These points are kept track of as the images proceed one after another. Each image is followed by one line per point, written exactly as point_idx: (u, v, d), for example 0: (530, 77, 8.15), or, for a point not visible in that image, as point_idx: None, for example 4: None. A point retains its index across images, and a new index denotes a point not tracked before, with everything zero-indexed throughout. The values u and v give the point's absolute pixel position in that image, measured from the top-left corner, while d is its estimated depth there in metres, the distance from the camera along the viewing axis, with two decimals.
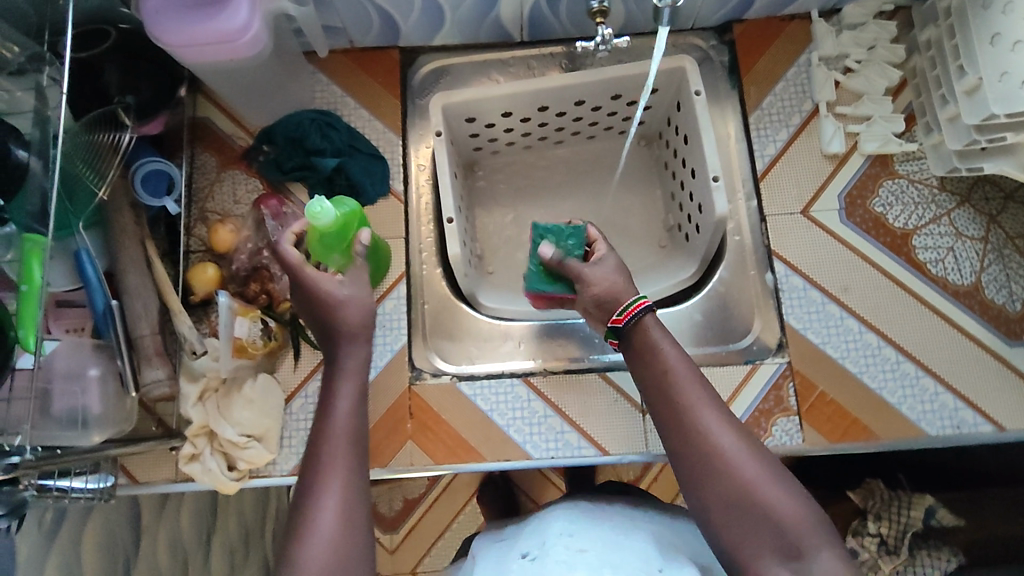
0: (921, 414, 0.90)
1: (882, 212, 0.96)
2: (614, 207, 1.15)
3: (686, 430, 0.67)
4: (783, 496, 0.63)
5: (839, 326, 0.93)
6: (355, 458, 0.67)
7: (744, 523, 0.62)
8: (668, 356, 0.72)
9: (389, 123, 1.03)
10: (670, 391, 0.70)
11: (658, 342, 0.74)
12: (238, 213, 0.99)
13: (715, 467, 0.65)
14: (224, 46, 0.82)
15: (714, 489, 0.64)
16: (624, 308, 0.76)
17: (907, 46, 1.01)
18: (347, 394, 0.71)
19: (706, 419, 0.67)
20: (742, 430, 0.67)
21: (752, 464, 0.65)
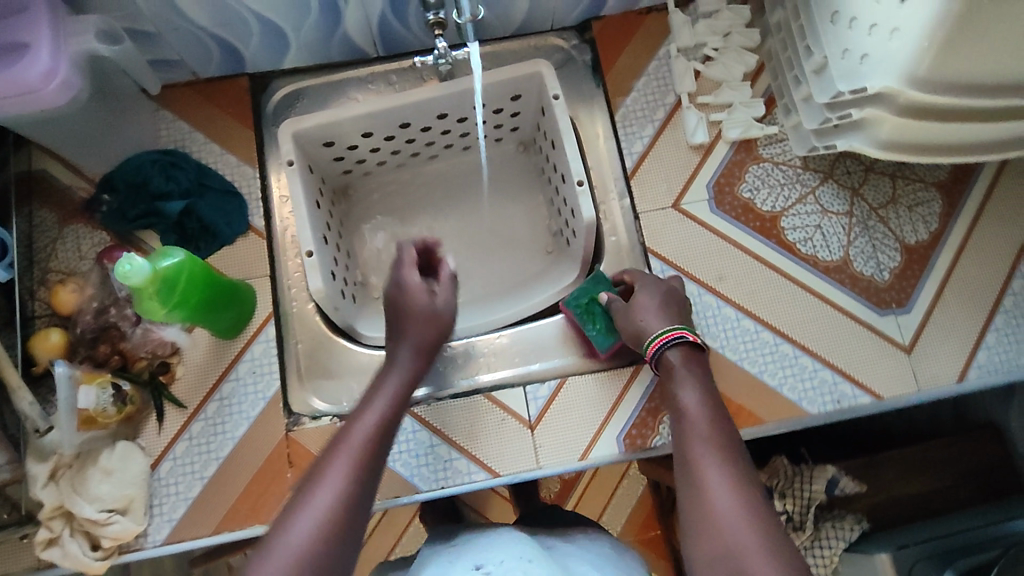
0: (803, 393, 0.89)
1: (750, 197, 0.96)
2: (496, 218, 1.12)
3: (688, 483, 0.64)
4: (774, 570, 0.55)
5: (718, 316, 0.92)
6: (377, 454, 0.65)
7: None
8: (688, 409, 0.70)
9: (243, 156, 0.98)
10: (684, 445, 0.68)
11: (681, 388, 0.73)
12: (84, 270, 0.92)
13: (708, 520, 0.60)
14: (26, 97, 0.74)
15: (707, 549, 0.59)
16: (654, 338, 0.78)
17: (761, 30, 1.02)
18: (386, 399, 0.71)
19: (708, 470, 0.63)
20: (749, 493, 0.61)
21: (744, 523, 0.59)
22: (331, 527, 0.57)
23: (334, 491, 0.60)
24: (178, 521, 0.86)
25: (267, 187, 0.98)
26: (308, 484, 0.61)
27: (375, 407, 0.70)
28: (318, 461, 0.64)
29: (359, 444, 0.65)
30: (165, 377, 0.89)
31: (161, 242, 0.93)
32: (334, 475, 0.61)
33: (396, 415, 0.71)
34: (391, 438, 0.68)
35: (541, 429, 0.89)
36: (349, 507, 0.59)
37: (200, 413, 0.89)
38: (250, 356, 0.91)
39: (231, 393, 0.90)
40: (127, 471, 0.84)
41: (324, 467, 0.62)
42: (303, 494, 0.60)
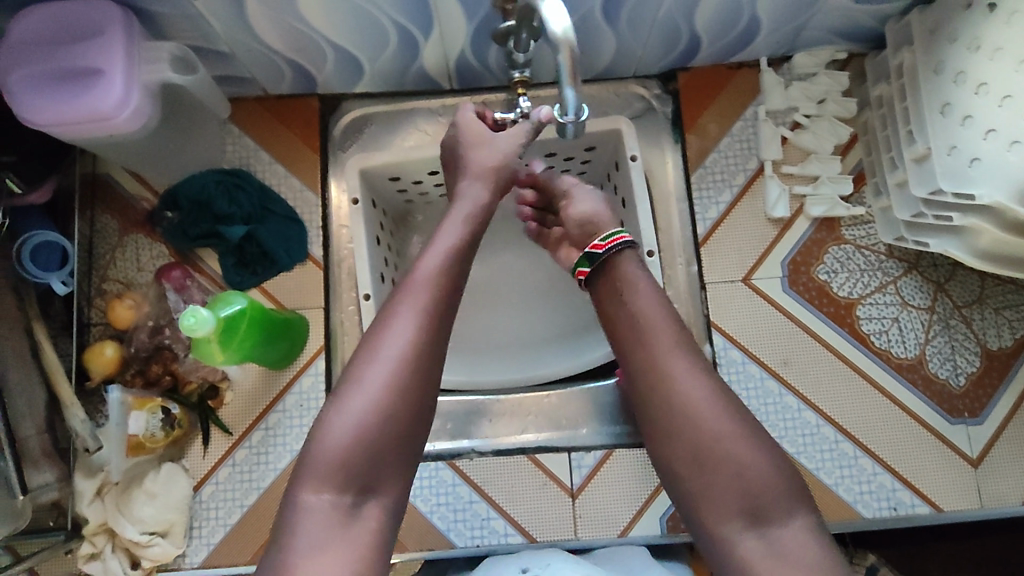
0: (858, 495, 0.87)
1: (826, 280, 0.92)
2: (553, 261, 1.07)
3: (671, 412, 0.62)
4: (758, 461, 0.59)
5: (778, 404, 0.89)
6: (454, 291, 0.64)
7: (707, 476, 0.60)
8: (649, 322, 0.65)
9: (307, 181, 0.96)
10: (642, 337, 0.65)
11: (633, 279, 0.68)
12: (141, 283, 0.92)
13: (704, 450, 0.60)
14: (100, 123, 0.72)
15: (680, 441, 0.61)
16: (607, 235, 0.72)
17: (859, 100, 0.95)
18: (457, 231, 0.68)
19: (698, 399, 0.61)
20: (718, 382, 0.62)
21: (748, 448, 0.60)
22: (400, 394, 0.58)
23: (403, 338, 0.59)
24: (216, 546, 0.86)
25: (327, 214, 0.96)
26: (381, 321, 0.61)
27: (446, 238, 0.67)
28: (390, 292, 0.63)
29: (433, 274, 0.64)
30: (214, 403, 0.90)
31: (220, 263, 0.93)
32: (401, 313, 0.61)
33: (473, 237, 0.70)
34: (461, 268, 0.66)
35: (582, 498, 0.87)
36: (427, 356, 0.60)
37: (245, 441, 0.89)
38: (298, 389, 0.91)
39: (277, 424, 0.90)
40: (171, 496, 0.84)
41: (394, 303, 0.61)
42: (374, 336, 0.60)
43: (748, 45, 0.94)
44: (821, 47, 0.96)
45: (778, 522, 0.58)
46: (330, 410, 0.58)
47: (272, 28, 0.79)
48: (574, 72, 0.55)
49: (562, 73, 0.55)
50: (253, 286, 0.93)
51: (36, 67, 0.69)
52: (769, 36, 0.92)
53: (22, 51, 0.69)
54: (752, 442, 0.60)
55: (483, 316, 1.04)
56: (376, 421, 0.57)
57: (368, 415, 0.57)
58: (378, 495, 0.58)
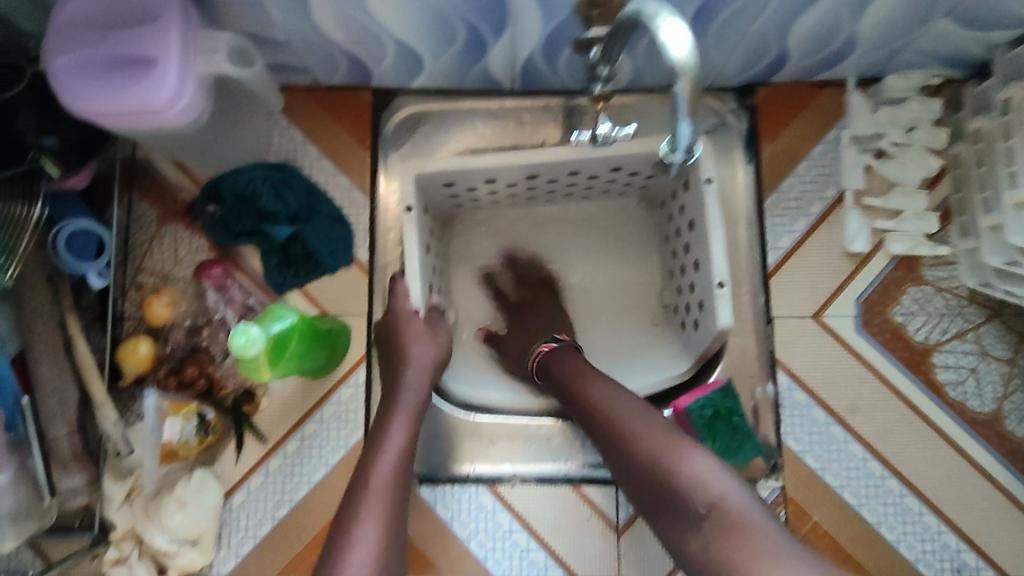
0: (920, 553, 0.82)
1: (902, 323, 0.86)
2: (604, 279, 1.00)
3: (617, 449, 0.68)
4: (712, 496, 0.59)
5: (841, 452, 0.84)
6: (400, 491, 0.67)
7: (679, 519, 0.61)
8: (592, 387, 0.73)
9: (356, 180, 0.91)
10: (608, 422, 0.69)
11: (585, 377, 0.74)
12: (178, 277, 0.88)
13: (637, 464, 0.65)
14: (150, 117, 0.68)
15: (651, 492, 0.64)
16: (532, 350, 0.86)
17: (951, 131, 0.89)
18: (401, 427, 0.72)
19: (632, 426, 0.67)
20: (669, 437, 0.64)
21: (671, 452, 0.63)
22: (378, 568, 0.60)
23: (372, 531, 0.62)
24: (245, 557, 0.83)
25: (375, 216, 0.91)
26: (344, 526, 0.62)
27: (399, 428, 0.72)
28: (344, 501, 0.65)
29: (388, 475, 0.67)
30: (249, 408, 0.85)
31: (261, 261, 0.88)
32: (368, 516, 0.63)
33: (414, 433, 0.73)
34: (409, 472, 0.70)
35: (628, 535, 0.84)
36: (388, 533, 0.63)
37: (279, 450, 0.86)
38: (337, 399, 0.87)
39: (313, 434, 0.86)
40: (202, 504, 0.81)
41: (358, 502, 0.64)
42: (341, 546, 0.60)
43: (838, 63, 0.87)
44: (916, 70, 0.89)
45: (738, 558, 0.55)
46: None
47: (334, 21, 0.74)
48: (693, 106, 0.53)
49: (680, 104, 0.53)
50: (295, 288, 0.88)
51: (90, 53, 0.64)
52: (862, 57, 0.85)
53: (73, 35, 0.65)
54: (679, 448, 0.63)
55: None
56: None
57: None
58: None
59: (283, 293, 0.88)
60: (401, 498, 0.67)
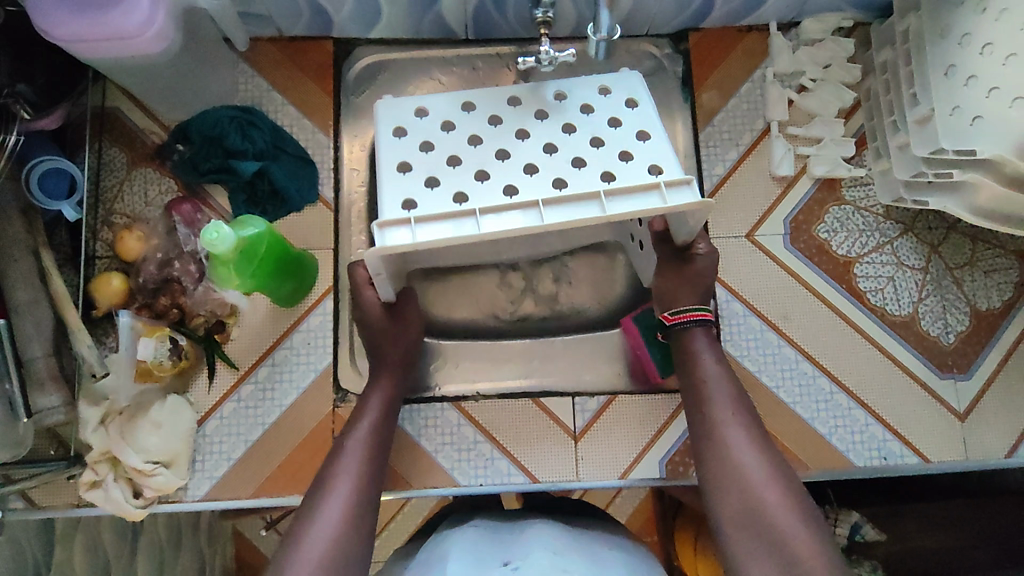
0: (851, 444, 0.89)
1: (826, 239, 0.95)
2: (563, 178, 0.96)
3: (733, 497, 0.68)
4: (798, 525, 0.64)
5: (776, 355, 0.91)
6: (374, 468, 0.76)
7: (754, 536, 0.65)
8: (730, 437, 0.72)
9: (320, 123, 0.96)
10: (709, 417, 0.75)
11: (699, 355, 0.79)
12: (149, 217, 0.92)
13: (758, 518, 0.66)
14: (122, 43, 0.73)
15: (731, 502, 0.68)
16: (677, 311, 0.81)
17: (862, 67, 0.98)
18: (371, 422, 0.80)
19: (760, 487, 0.67)
20: (768, 456, 0.70)
21: (794, 521, 0.65)
22: (354, 512, 0.71)
23: (350, 484, 0.73)
24: (219, 479, 0.87)
25: (339, 157, 0.97)
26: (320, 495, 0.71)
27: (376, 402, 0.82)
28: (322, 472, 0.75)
29: (359, 456, 0.76)
30: (220, 337, 0.89)
31: (230, 200, 0.92)
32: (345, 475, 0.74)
33: (393, 405, 0.83)
34: (387, 439, 0.80)
35: (584, 441, 0.89)
36: (358, 502, 0.71)
37: (251, 377, 0.89)
38: (306, 326, 0.91)
39: (283, 360, 0.90)
40: (175, 426, 0.84)
41: (337, 464, 0.75)
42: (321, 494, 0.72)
43: (758, 8, 0.96)
44: (828, 14, 0.98)
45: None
46: (307, 529, 0.68)
47: None
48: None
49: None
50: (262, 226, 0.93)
51: None
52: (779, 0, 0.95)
53: None
54: (779, 476, 0.69)
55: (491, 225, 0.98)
56: (339, 537, 0.68)
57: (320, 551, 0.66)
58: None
59: None
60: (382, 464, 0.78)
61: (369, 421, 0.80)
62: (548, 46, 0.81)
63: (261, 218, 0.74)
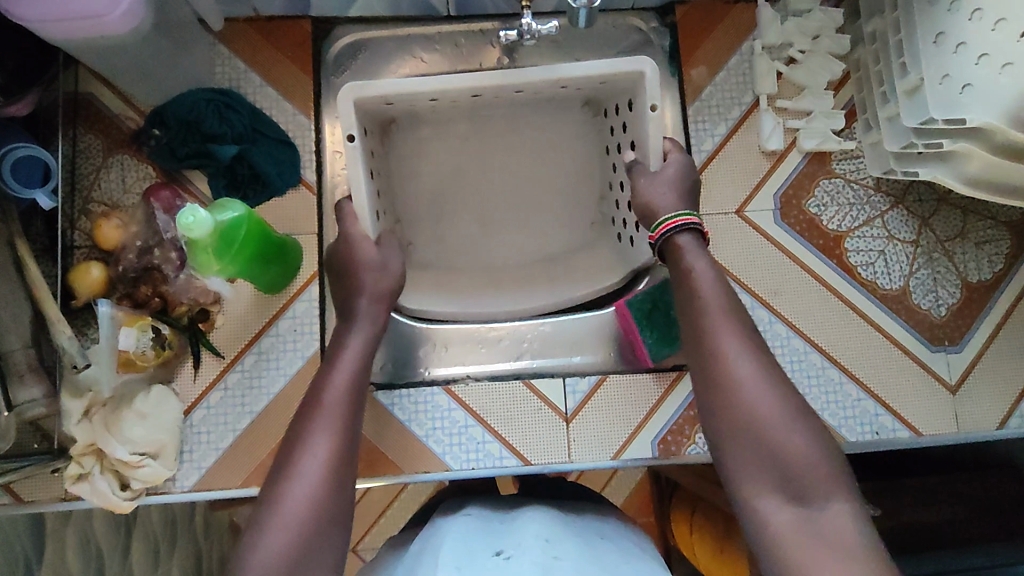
0: (843, 420, 0.89)
1: (816, 213, 0.94)
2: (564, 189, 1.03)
3: (733, 416, 0.63)
4: (801, 440, 0.60)
5: (767, 331, 0.91)
6: (353, 410, 0.72)
7: (754, 453, 0.61)
8: (727, 350, 0.65)
9: (299, 105, 0.94)
10: (703, 326, 0.68)
11: (693, 263, 0.73)
12: (128, 205, 0.90)
13: (758, 431, 0.61)
14: (89, 22, 0.70)
15: (729, 415, 0.63)
16: (658, 224, 0.77)
17: (852, 37, 0.97)
18: (347, 373, 0.75)
19: (760, 401, 0.62)
20: (767, 363, 0.65)
21: (797, 436, 0.61)
22: (336, 456, 0.67)
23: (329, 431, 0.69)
24: (207, 470, 0.86)
25: (321, 140, 0.95)
26: (297, 447, 0.67)
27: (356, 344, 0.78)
28: (296, 427, 0.70)
29: (336, 399, 0.72)
30: (205, 326, 0.88)
31: (209, 185, 0.91)
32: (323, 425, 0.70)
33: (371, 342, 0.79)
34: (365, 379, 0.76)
35: (575, 423, 0.88)
36: (340, 452, 0.67)
37: (237, 365, 0.88)
38: (292, 313, 0.90)
39: (270, 348, 0.89)
40: (161, 417, 0.84)
41: (309, 420, 0.70)
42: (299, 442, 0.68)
43: None
44: None
45: (814, 503, 0.58)
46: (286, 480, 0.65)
47: None
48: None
49: None
50: None
51: None
52: None
53: None
54: (778, 387, 0.63)
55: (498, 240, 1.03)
56: (323, 484, 0.64)
57: (301, 513, 0.62)
58: (340, 526, 0.64)
59: None
60: (360, 407, 0.74)
61: (347, 360, 0.76)
62: (531, 19, 0.80)
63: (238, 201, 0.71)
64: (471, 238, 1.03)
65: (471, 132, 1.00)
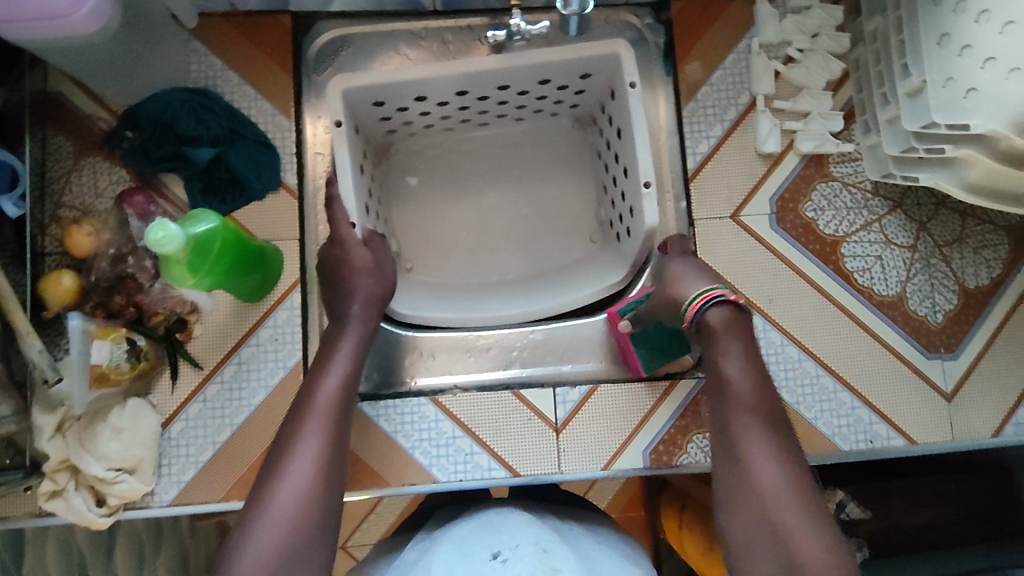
0: (837, 428, 0.88)
1: (813, 217, 0.91)
2: (553, 202, 1.06)
3: (752, 520, 0.62)
4: (819, 550, 0.59)
5: (762, 339, 0.89)
6: (343, 418, 0.70)
7: (770, 560, 0.60)
8: (752, 455, 0.64)
9: (280, 105, 0.90)
10: (731, 425, 0.67)
11: (722, 351, 0.70)
12: (100, 210, 0.86)
13: (776, 541, 0.60)
14: (54, 22, 0.66)
15: (748, 520, 0.62)
16: (689, 302, 0.74)
17: (851, 36, 0.94)
18: (340, 370, 0.73)
19: (781, 510, 0.61)
20: (792, 472, 0.63)
21: (816, 545, 0.59)
22: (327, 465, 0.66)
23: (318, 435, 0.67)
24: (187, 484, 0.83)
25: (302, 141, 0.92)
26: (285, 453, 0.66)
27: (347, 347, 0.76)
28: (287, 425, 0.69)
29: (328, 405, 0.70)
30: (183, 335, 0.85)
31: (185, 189, 0.87)
32: (312, 429, 0.68)
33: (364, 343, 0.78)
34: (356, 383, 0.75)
35: (565, 433, 0.86)
36: (328, 460, 0.66)
37: (217, 376, 0.85)
38: (273, 322, 0.87)
39: (250, 358, 0.86)
40: (137, 431, 0.81)
41: (300, 424, 0.68)
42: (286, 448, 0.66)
43: None
44: None
45: None
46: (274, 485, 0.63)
47: None
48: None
49: None
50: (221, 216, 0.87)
51: None
52: None
53: None
54: (802, 499, 0.62)
55: (485, 253, 1.05)
56: (311, 497, 0.63)
57: (289, 510, 0.62)
58: (325, 537, 0.63)
59: None
60: (350, 415, 0.72)
61: (338, 363, 0.74)
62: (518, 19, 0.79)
63: (211, 211, 0.68)
64: (463, 248, 1.05)
65: (462, 147, 1.06)
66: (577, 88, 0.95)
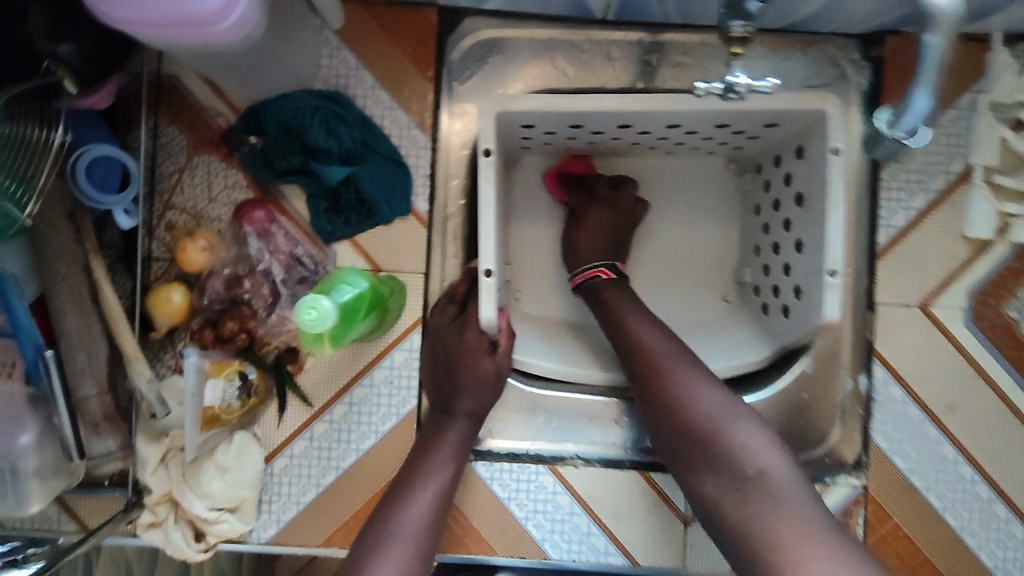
0: (1002, 562, 0.77)
1: (1015, 318, 0.78)
2: (690, 248, 0.93)
3: (645, 389, 0.68)
4: (704, 392, 0.64)
5: (932, 452, 0.78)
6: (437, 522, 0.67)
7: (666, 421, 0.65)
8: (633, 333, 0.72)
9: (416, 117, 0.79)
10: (611, 313, 0.76)
11: (602, 291, 0.79)
12: (213, 218, 0.78)
13: (662, 401, 0.65)
14: (197, 31, 0.56)
15: (642, 392, 0.68)
16: (577, 272, 0.83)
17: None
18: (441, 475, 0.70)
19: (681, 385, 0.65)
20: (676, 346, 0.69)
21: (701, 391, 0.64)
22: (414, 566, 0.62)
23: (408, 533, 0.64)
24: (286, 524, 0.78)
25: (437, 160, 0.80)
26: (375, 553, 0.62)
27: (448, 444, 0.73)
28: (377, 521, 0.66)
29: (424, 504, 0.67)
30: (293, 366, 0.78)
31: (309, 205, 0.78)
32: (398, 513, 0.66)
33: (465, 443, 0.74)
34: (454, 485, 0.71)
35: (695, 526, 0.79)
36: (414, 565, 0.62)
37: (325, 414, 0.79)
38: (388, 363, 0.79)
39: (362, 400, 0.79)
40: (243, 471, 0.75)
41: (387, 519, 0.65)
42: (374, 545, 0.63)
43: (990, 16, 0.74)
44: None
45: (721, 443, 0.60)
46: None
47: None
48: (944, 75, 0.48)
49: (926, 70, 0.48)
50: (345, 238, 0.78)
51: None
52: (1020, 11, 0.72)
53: None
54: (678, 363, 0.67)
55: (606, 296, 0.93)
56: None
57: None
58: None
59: (332, 243, 0.78)
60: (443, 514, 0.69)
61: (440, 461, 0.71)
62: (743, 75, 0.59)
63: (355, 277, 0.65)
64: None
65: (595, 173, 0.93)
66: (752, 134, 0.79)
